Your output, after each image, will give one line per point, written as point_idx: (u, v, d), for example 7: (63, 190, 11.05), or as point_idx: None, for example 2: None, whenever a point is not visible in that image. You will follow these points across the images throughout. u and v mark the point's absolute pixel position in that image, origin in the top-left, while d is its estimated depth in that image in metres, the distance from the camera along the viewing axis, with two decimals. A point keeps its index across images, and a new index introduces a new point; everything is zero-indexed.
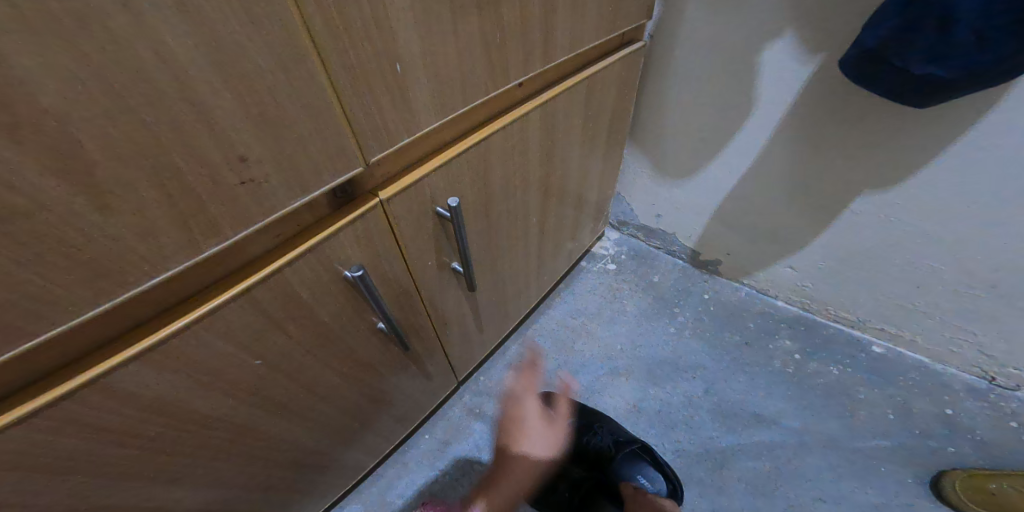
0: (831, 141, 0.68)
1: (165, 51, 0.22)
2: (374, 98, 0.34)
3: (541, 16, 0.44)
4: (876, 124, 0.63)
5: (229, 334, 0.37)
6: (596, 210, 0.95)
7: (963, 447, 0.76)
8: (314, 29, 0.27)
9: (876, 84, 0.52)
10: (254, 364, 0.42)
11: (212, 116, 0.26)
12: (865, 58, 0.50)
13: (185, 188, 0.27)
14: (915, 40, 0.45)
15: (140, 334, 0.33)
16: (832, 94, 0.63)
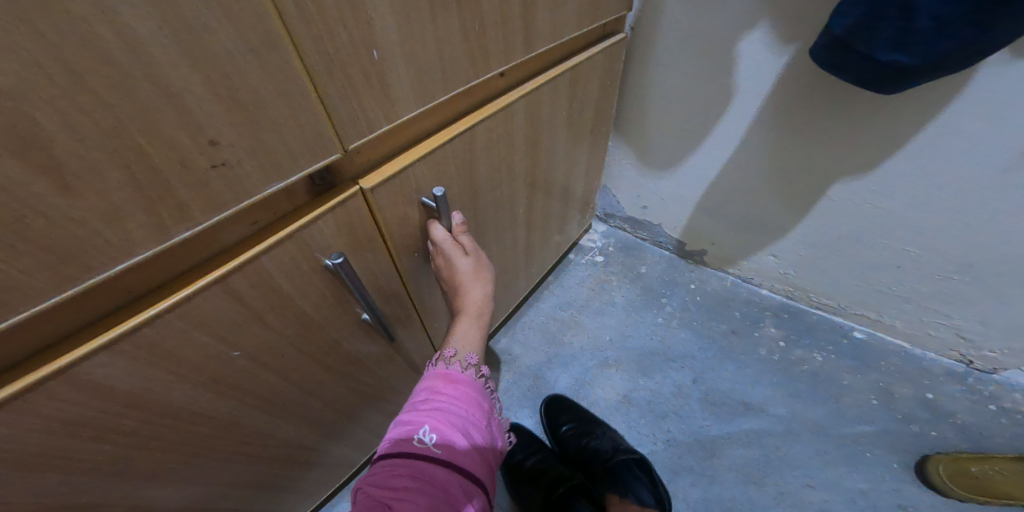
0: (811, 130, 0.69)
1: (126, 32, 0.22)
2: (352, 84, 0.33)
3: (519, 3, 0.44)
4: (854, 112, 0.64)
5: (207, 324, 0.37)
6: (583, 203, 0.95)
7: (944, 430, 0.78)
8: (286, 12, 0.27)
9: (845, 71, 0.53)
10: (233, 356, 0.41)
11: (179, 100, 0.25)
12: (834, 46, 0.51)
13: (153, 172, 0.26)
14: (880, 29, 0.45)
15: (111, 323, 0.32)
16: (811, 84, 0.64)
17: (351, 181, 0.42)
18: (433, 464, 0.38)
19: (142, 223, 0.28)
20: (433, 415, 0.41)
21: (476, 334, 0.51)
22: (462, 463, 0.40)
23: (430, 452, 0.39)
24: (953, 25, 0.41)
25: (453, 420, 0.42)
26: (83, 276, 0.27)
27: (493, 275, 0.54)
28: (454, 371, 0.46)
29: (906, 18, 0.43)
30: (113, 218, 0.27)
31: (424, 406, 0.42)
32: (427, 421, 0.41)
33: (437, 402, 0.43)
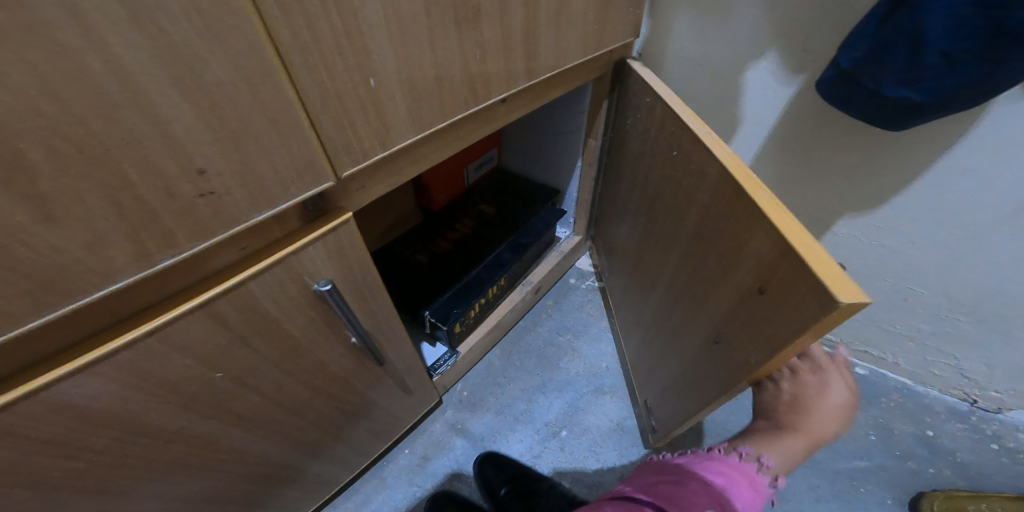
0: (817, 162, 0.69)
1: (114, 61, 0.21)
2: (347, 112, 0.33)
3: (521, 31, 0.44)
4: (858, 146, 0.64)
5: (188, 347, 0.36)
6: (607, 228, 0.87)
7: (943, 468, 0.77)
8: (281, 40, 0.27)
9: (848, 104, 0.52)
10: (215, 377, 0.40)
11: (167, 128, 0.24)
12: (840, 81, 0.51)
13: (138, 199, 0.26)
14: (888, 63, 0.45)
15: (90, 345, 0.31)
16: (817, 118, 0.64)
17: (346, 208, 0.41)
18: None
19: (125, 250, 0.27)
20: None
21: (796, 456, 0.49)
22: None
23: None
24: (960, 61, 0.41)
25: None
26: (61, 303, 0.26)
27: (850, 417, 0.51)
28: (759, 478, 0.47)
29: (913, 53, 0.43)
30: (95, 244, 0.26)
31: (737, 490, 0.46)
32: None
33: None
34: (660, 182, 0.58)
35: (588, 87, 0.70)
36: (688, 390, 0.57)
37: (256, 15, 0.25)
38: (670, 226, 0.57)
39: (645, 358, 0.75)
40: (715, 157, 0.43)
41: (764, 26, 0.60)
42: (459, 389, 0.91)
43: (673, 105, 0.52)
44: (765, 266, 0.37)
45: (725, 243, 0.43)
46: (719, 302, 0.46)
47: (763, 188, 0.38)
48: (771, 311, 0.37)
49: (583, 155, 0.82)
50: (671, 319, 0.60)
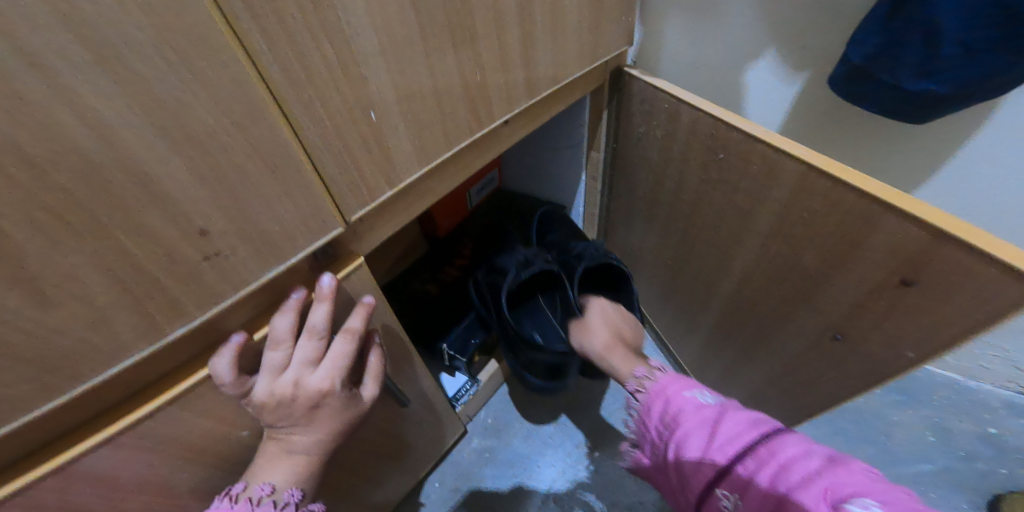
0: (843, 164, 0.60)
1: (97, 126, 0.20)
2: (349, 150, 0.31)
3: (520, 49, 0.43)
4: (868, 146, 0.57)
5: (205, 408, 0.35)
6: (622, 240, 0.84)
7: (1014, 468, 0.71)
8: (275, 84, 0.25)
9: (867, 99, 0.46)
10: (239, 435, 0.40)
11: (163, 192, 0.23)
12: (852, 77, 0.45)
13: (139, 270, 0.24)
14: (900, 55, 0.40)
15: (111, 416, 0.30)
16: (828, 121, 0.56)
17: (357, 251, 0.39)
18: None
19: (131, 323, 0.26)
20: (731, 409, 0.38)
21: (620, 360, 0.55)
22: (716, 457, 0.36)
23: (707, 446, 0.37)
24: (981, 53, 0.36)
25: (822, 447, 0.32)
26: (73, 382, 0.25)
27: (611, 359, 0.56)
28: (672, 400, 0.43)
29: (929, 44, 0.38)
30: (98, 320, 0.24)
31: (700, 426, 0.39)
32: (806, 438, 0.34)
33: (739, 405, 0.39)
34: (702, 185, 0.53)
35: (586, 99, 0.67)
36: (799, 393, 0.54)
37: (249, 63, 0.23)
38: (721, 228, 0.53)
39: (717, 362, 0.70)
40: (790, 156, 0.40)
41: (762, 22, 0.53)
42: (483, 417, 0.88)
43: (707, 109, 0.48)
44: (902, 256, 0.34)
45: (828, 244, 0.40)
46: (828, 299, 0.43)
47: (870, 177, 0.36)
48: (927, 304, 0.34)
49: (587, 168, 0.80)
50: (750, 322, 0.57)
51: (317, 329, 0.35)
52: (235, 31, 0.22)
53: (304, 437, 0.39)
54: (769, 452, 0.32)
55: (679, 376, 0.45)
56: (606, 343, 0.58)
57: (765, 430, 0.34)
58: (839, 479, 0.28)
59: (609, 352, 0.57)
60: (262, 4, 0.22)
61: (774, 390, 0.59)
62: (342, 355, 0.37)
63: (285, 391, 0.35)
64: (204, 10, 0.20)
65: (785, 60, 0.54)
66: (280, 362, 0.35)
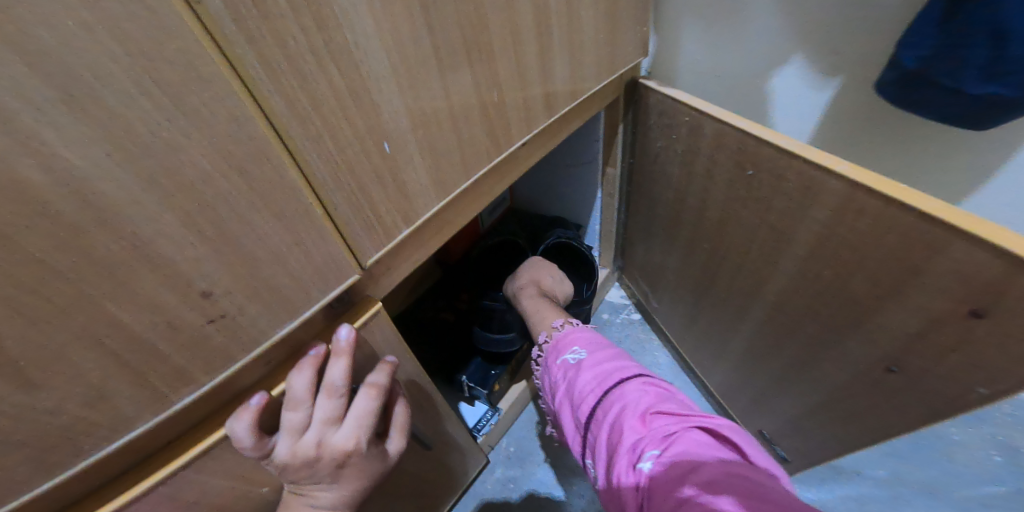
0: (881, 172, 0.56)
1: (78, 186, 0.17)
2: (362, 188, 0.29)
3: (538, 66, 0.41)
4: (913, 152, 0.53)
5: (228, 469, 0.33)
6: (641, 258, 0.80)
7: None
8: (279, 119, 0.22)
9: (920, 107, 0.42)
10: (260, 492, 0.38)
11: (161, 255, 0.21)
12: (907, 83, 0.41)
13: (137, 341, 0.22)
14: (965, 57, 0.36)
15: (114, 489, 0.27)
16: (864, 125, 0.53)
17: (374, 295, 0.36)
18: (634, 483, 0.36)
19: (132, 396, 0.23)
20: (587, 366, 0.47)
21: (537, 307, 0.63)
22: (608, 401, 0.43)
23: (589, 388, 0.45)
24: None
25: (647, 398, 0.41)
26: (74, 459, 0.23)
27: (527, 304, 0.65)
28: (564, 351, 0.52)
29: (996, 43, 0.35)
30: (96, 396, 0.22)
31: (590, 378, 0.46)
32: (646, 386, 0.43)
33: (600, 358, 0.48)
34: (730, 202, 0.50)
35: (601, 115, 0.65)
36: (845, 423, 0.49)
37: (253, 105, 0.21)
38: (752, 248, 0.49)
39: (751, 385, 0.65)
40: (833, 173, 0.36)
41: (788, 25, 0.50)
42: (505, 445, 0.83)
43: (734, 123, 0.44)
44: (973, 283, 0.30)
45: (881, 270, 0.36)
46: (882, 329, 0.38)
47: (930, 196, 0.32)
48: (1003, 337, 0.30)
49: (603, 185, 0.77)
50: (787, 347, 0.52)
51: (337, 387, 0.33)
52: (228, 57, 0.19)
53: (329, 494, 0.36)
54: (605, 407, 0.43)
55: (566, 334, 0.54)
56: (527, 292, 0.67)
57: (605, 389, 0.44)
58: (640, 433, 0.38)
59: (530, 300, 0.65)
60: (260, 25, 0.20)
61: (817, 421, 0.54)
62: (364, 411, 0.35)
63: (308, 453, 0.33)
64: (192, 35, 0.18)
65: (815, 64, 0.51)
66: (301, 424, 0.32)
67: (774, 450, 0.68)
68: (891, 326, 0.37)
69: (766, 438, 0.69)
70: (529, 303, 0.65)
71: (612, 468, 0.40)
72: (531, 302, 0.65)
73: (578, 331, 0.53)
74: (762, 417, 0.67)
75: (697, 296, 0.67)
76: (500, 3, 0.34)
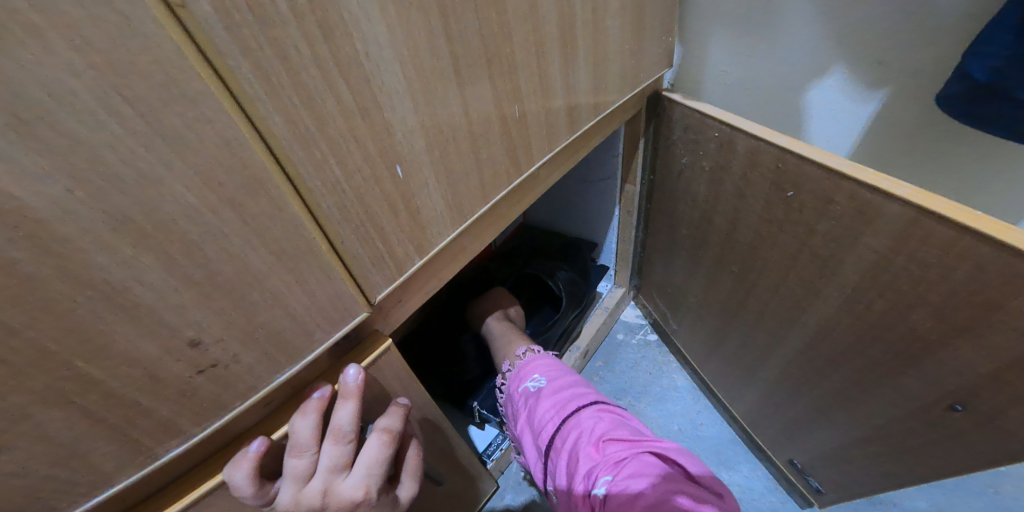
0: (930, 187, 0.52)
1: (37, 228, 0.15)
2: (371, 217, 0.26)
3: (561, 79, 0.38)
4: (967, 167, 0.48)
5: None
6: (661, 276, 0.77)
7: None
8: (278, 142, 0.20)
9: (990, 124, 0.38)
10: None
11: (142, 300, 0.18)
12: (976, 96, 0.38)
13: (114, 396, 0.19)
14: None
15: None
16: (907, 140, 0.49)
17: (382, 330, 0.33)
18: (589, 510, 0.35)
19: (110, 453, 0.21)
20: (546, 395, 0.46)
21: (505, 332, 0.64)
22: (565, 430, 0.42)
23: (547, 417, 0.44)
24: None
25: (601, 425, 0.40)
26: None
27: (494, 329, 0.65)
28: (524, 380, 0.50)
29: None
30: (68, 457, 0.19)
31: (548, 408, 0.44)
32: (601, 412, 0.42)
33: (559, 385, 0.46)
34: (763, 225, 0.46)
35: (621, 130, 0.62)
36: (898, 466, 0.44)
37: (249, 128, 0.19)
38: (788, 274, 0.45)
39: (784, 416, 0.60)
40: (891, 198, 0.32)
41: (826, 35, 0.47)
42: (516, 469, 0.78)
43: (771, 139, 0.41)
44: None
45: (948, 305, 0.31)
46: (945, 368, 0.33)
47: (1013, 227, 0.27)
48: None
49: (621, 201, 0.74)
50: (825, 381, 0.47)
51: (344, 431, 0.29)
52: (218, 70, 0.17)
53: None
54: (563, 435, 0.41)
55: (526, 361, 0.52)
56: (496, 317, 0.68)
57: (563, 418, 0.42)
58: (594, 459, 0.37)
59: (498, 325, 0.66)
60: (258, 35, 0.17)
61: (862, 460, 0.49)
62: (373, 457, 0.32)
63: (313, 502, 0.30)
64: (175, 46, 0.15)
65: (855, 76, 0.48)
66: (306, 471, 0.29)
67: (807, 481, 0.63)
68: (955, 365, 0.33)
69: (799, 470, 0.64)
70: (498, 327, 0.65)
71: (572, 495, 0.38)
72: (501, 327, 0.65)
73: (536, 357, 0.52)
74: (796, 449, 0.62)
75: (724, 320, 0.63)
76: (524, 14, 0.31)
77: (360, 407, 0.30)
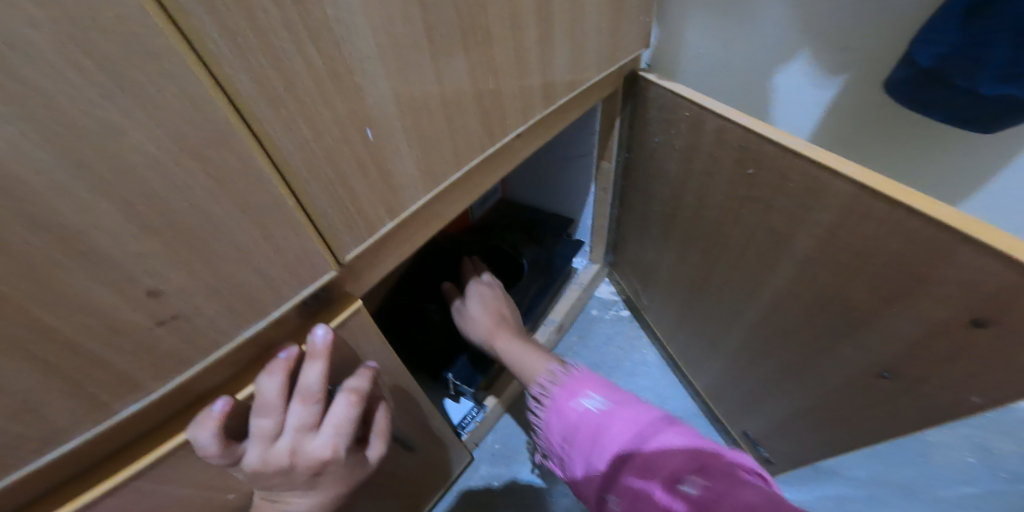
0: (883, 171, 0.55)
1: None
2: (341, 177, 0.26)
3: (538, 50, 0.38)
4: (920, 147, 0.51)
5: (188, 480, 0.30)
6: (634, 253, 0.79)
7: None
8: (243, 100, 0.19)
9: (937, 111, 0.40)
10: (226, 499, 0.35)
11: (94, 246, 0.17)
12: (920, 82, 0.40)
13: (68, 346, 0.19)
14: (985, 56, 0.35)
15: (55, 501, 0.24)
16: (863, 126, 0.52)
17: (353, 292, 0.33)
18: None
19: (68, 407, 0.20)
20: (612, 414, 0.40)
21: (513, 342, 0.55)
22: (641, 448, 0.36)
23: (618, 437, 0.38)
24: None
25: (684, 438, 0.36)
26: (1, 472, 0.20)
27: (496, 340, 0.56)
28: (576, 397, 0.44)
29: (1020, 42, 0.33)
30: (23, 410, 0.19)
31: (616, 427, 0.39)
32: (680, 427, 0.38)
33: (626, 402, 0.42)
34: (727, 203, 0.48)
35: (598, 107, 0.63)
36: (832, 430, 0.48)
37: (211, 83, 0.18)
38: (748, 250, 0.48)
39: (740, 387, 0.64)
40: (838, 174, 0.34)
41: (796, 21, 0.48)
42: (490, 442, 0.80)
43: (736, 119, 0.42)
44: (979, 294, 0.28)
45: (882, 275, 0.34)
46: (878, 336, 0.36)
47: (941, 203, 0.30)
48: (1006, 349, 0.28)
49: (597, 179, 0.75)
50: (778, 351, 0.51)
51: (312, 392, 0.30)
52: (175, 20, 0.16)
53: (305, 501, 0.34)
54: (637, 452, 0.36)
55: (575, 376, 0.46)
56: (490, 322, 0.58)
57: (640, 433, 0.38)
58: (684, 469, 0.33)
59: (495, 331, 0.57)
60: None
61: (804, 425, 0.53)
62: (342, 418, 0.32)
63: (282, 461, 0.30)
64: None
65: (820, 61, 0.50)
66: (273, 431, 0.30)
67: (758, 450, 0.68)
68: (887, 334, 0.36)
69: (751, 438, 0.68)
70: (501, 335, 0.56)
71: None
72: (505, 337, 0.56)
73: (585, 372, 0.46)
74: (749, 418, 0.66)
75: (691, 296, 0.65)
76: None
77: (328, 368, 0.31)
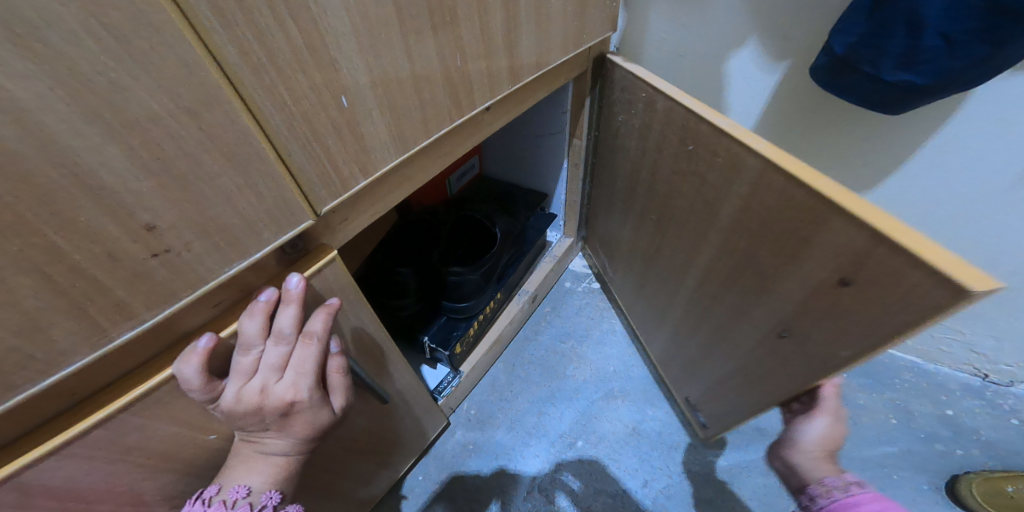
0: (823, 149, 0.61)
1: (7, 107, 0.16)
2: (317, 137, 0.29)
3: (504, 27, 0.40)
4: (853, 129, 0.56)
5: (175, 416, 0.33)
6: (603, 228, 0.83)
7: (970, 448, 0.73)
8: (230, 65, 0.22)
9: (858, 95, 0.45)
10: (208, 440, 0.38)
11: (96, 180, 0.20)
12: (835, 69, 0.45)
13: (75, 271, 0.21)
14: (885, 45, 0.40)
15: (58, 425, 0.27)
16: (805, 110, 0.57)
17: (329, 245, 0.36)
18: None
19: (73, 330, 0.23)
20: None
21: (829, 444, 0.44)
22: None
23: None
24: (962, 45, 0.36)
25: None
26: (5, 392, 0.22)
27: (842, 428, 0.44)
28: None
29: (913, 34, 0.38)
30: (35, 329, 0.22)
31: None
32: None
33: None
34: (672, 177, 0.52)
35: (569, 86, 0.66)
36: (746, 389, 0.53)
37: (203, 50, 0.21)
38: (690, 220, 0.52)
39: (684, 353, 0.69)
40: (750, 150, 0.39)
41: (747, 10, 0.52)
42: (466, 408, 0.84)
43: (680, 99, 0.46)
44: (848, 257, 0.32)
45: (778, 236, 0.38)
46: (779, 297, 0.41)
47: (824, 176, 0.34)
48: (864, 304, 0.32)
49: (569, 156, 0.79)
50: (710, 317, 0.56)
51: (285, 333, 0.33)
52: None
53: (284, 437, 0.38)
54: None
55: None
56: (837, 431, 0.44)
57: None
58: None
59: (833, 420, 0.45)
60: None
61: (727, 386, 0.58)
62: (312, 360, 0.35)
63: (260, 395, 0.33)
64: None
65: (767, 49, 0.54)
66: (250, 368, 0.33)
67: (696, 415, 0.74)
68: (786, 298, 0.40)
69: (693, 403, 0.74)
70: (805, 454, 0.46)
71: None
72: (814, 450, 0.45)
73: None
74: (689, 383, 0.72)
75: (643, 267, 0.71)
76: None
77: (301, 312, 0.34)
